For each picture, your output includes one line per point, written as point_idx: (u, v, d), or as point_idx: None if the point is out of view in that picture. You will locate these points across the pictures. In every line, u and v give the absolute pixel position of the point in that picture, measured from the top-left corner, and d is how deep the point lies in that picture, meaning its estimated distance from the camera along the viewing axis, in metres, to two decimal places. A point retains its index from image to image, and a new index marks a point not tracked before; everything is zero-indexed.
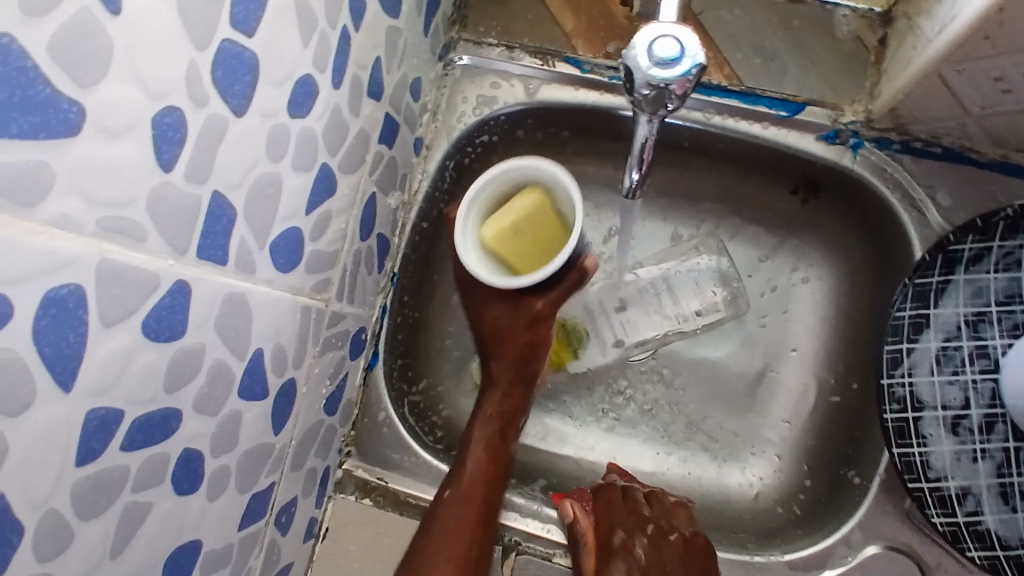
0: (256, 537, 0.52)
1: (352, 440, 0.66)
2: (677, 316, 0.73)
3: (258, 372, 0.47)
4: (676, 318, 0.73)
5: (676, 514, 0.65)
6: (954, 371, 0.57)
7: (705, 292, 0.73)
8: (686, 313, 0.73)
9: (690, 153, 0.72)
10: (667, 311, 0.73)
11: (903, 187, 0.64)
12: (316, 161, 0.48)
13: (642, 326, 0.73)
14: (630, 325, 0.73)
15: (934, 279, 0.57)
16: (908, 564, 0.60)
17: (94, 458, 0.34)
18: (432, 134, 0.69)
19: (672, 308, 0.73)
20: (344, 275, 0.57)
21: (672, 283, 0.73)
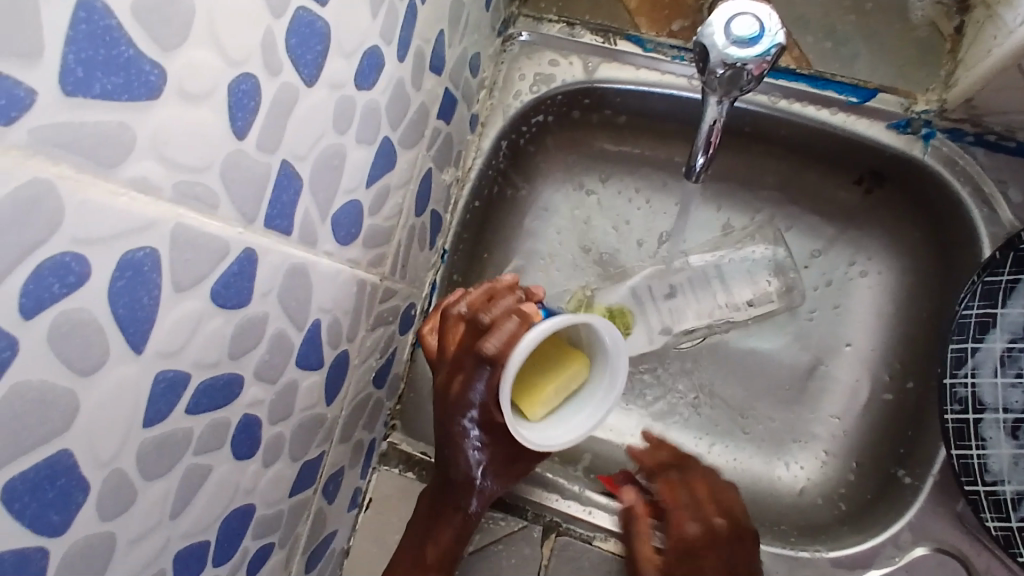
0: (305, 505, 0.53)
1: (398, 414, 0.67)
2: (729, 303, 0.71)
3: (315, 343, 0.47)
4: (726, 307, 0.71)
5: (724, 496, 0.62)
6: (1018, 374, 0.56)
7: (760, 280, 0.72)
8: (738, 302, 0.72)
9: (750, 139, 0.70)
10: (718, 298, 0.71)
11: (974, 181, 0.61)
12: (379, 134, 0.48)
13: (690, 313, 0.71)
14: (677, 312, 0.72)
15: (1004, 277, 0.55)
16: (957, 568, 0.58)
17: (160, 420, 0.34)
18: (487, 111, 0.68)
19: (724, 294, 0.71)
20: (399, 250, 0.57)
21: (724, 270, 0.71)
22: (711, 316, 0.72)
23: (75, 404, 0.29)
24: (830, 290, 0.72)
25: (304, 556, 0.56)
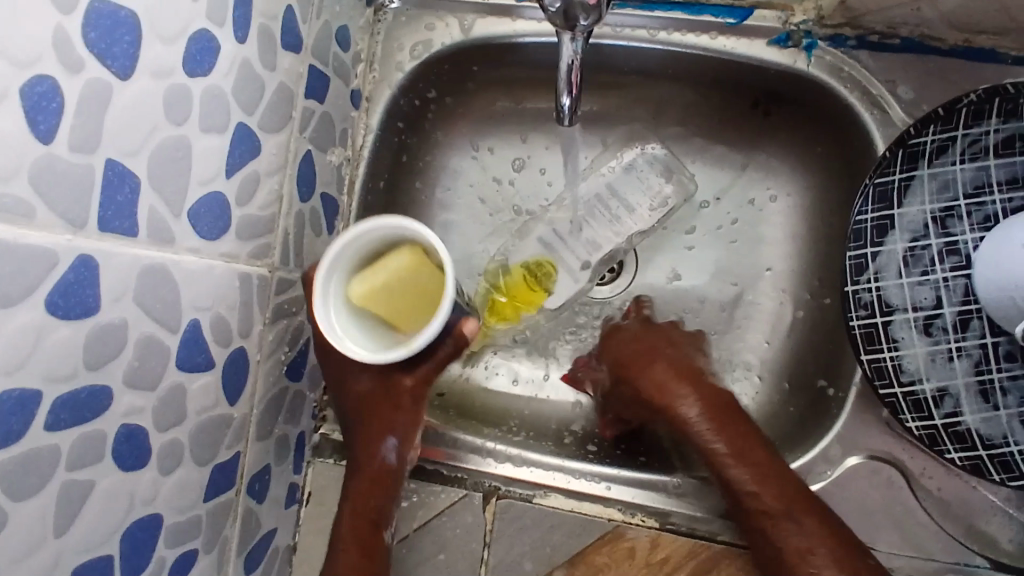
0: (228, 507, 0.53)
1: (326, 405, 0.66)
2: (634, 217, 0.73)
3: (199, 343, 0.46)
4: (634, 219, 0.73)
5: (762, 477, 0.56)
6: (924, 272, 0.55)
7: (654, 185, 0.73)
8: (642, 211, 0.73)
9: (641, 79, 0.70)
10: (620, 214, 0.72)
11: (862, 85, 0.61)
12: (231, 120, 0.46)
13: (605, 238, 0.72)
14: (592, 244, 0.72)
15: (895, 177, 0.55)
16: (891, 472, 0.59)
17: (16, 438, 0.33)
18: (371, 85, 0.67)
19: (623, 210, 0.73)
20: (288, 239, 0.55)
21: (616, 187, 0.73)
22: (616, 236, 0.73)
23: None
24: (737, 228, 0.73)
25: (240, 559, 0.55)
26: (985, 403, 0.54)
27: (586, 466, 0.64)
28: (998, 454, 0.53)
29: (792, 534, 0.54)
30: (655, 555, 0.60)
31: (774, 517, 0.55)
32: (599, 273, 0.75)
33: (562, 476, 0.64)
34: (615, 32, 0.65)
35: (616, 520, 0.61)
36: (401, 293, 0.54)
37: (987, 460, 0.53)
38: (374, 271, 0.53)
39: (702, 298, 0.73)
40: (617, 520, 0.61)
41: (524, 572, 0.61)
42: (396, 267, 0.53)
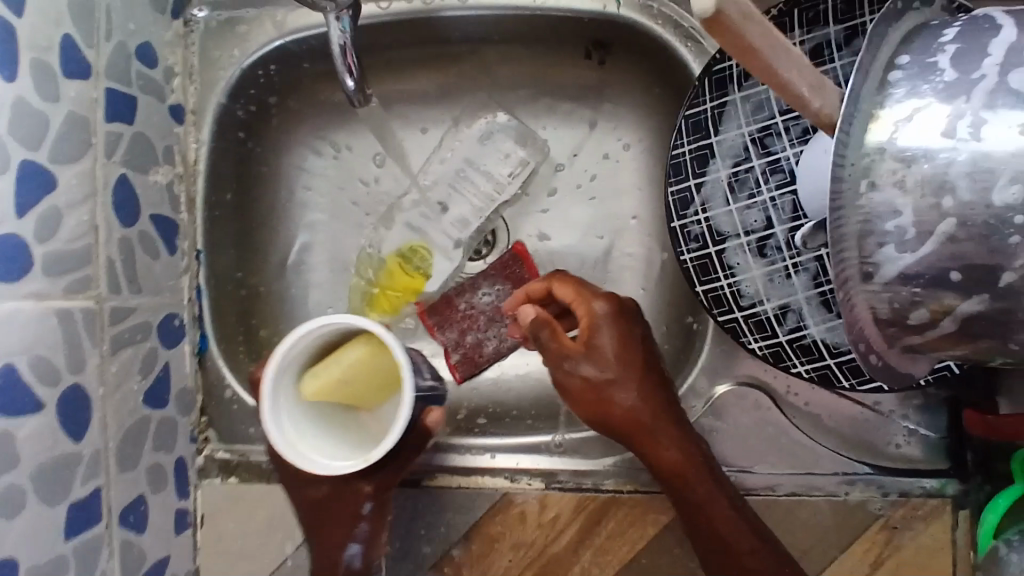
0: (97, 544, 0.53)
1: (206, 426, 0.65)
2: (495, 185, 0.73)
3: (17, 388, 0.45)
4: (493, 188, 0.73)
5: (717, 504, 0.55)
6: (750, 195, 0.55)
7: (511, 148, 0.73)
8: (501, 180, 0.73)
9: (474, 45, 0.70)
10: (479, 186, 0.73)
11: (673, 20, 0.61)
12: (12, 159, 0.45)
13: (470, 213, 0.73)
14: (460, 221, 0.73)
15: (707, 106, 0.55)
16: (759, 396, 0.60)
17: None
18: (195, 98, 0.65)
19: (483, 181, 0.73)
20: (115, 267, 0.54)
21: (472, 160, 0.73)
22: (482, 211, 0.73)
23: None
24: (596, 183, 0.73)
25: None
26: (827, 313, 0.54)
27: (471, 438, 0.65)
28: (844, 360, 0.54)
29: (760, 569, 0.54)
30: (546, 515, 0.60)
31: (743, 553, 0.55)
32: (473, 247, 0.75)
33: (451, 452, 0.64)
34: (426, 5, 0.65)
35: (505, 488, 0.62)
36: (356, 384, 0.58)
37: (834, 368, 0.54)
38: (328, 368, 0.56)
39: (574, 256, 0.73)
40: (504, 487, 0.62)
41: (421, 554, 0.61)
42: (349, 365, 0.57)
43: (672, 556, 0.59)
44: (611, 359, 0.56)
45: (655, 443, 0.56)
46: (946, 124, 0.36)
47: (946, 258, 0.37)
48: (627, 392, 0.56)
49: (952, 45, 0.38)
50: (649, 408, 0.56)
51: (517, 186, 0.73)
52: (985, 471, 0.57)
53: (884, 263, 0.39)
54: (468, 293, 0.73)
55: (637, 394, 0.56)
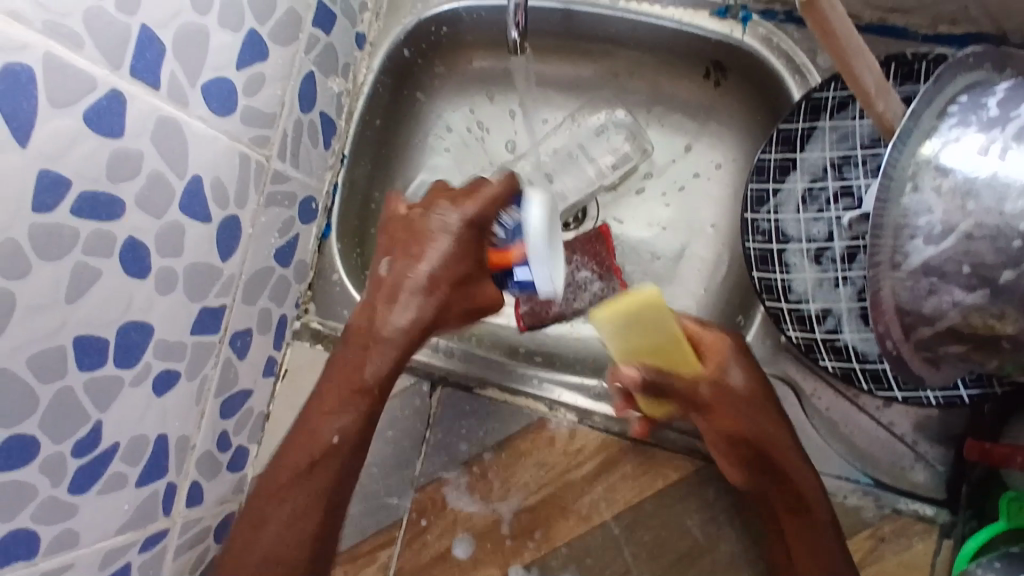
0: (210, 349, 0.64)
1: (310, 299, 0.77)
2: (598, 171, 0.83)
3: (199, 196, 0.57)
4: (595, 173, 0.83)
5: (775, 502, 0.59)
6: (819, 209, 0.63)
7: (617, 144, 0.83)
8: (604, 168, 0.83)
9: (610, 45, 0.80)
10: (586, 167, 0.83)
11: (787, 54, 0.70)
12: (244, 24, 0.58)
13: (571, 189, 0.83)
14: (560, 194, 0.83)
15: (799, 126, 0.65)
16: (787, 391, 0.66)
17: (47, 210, 0.45)
18: (376, 33, 0.78)
19: (588, 163, 0.83)
20: (286, 138, 0.67)
21: (584, 144, 0.83)
22: (581, 190, 0.83)
23: None
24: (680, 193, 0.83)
25: (216, 401, 0.66)
26: (864, 325, 0.61)
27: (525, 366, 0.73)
28: (869, 367, 0.61)
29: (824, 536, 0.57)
30: (572, 445, 0.68)
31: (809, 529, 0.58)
32: (564, 218, 0.85)
33: (506, 373, 0.72)
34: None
35: (542, 412, 0.70)
36: (630, 331, 0.51)
37: (857, 370, 0.61)
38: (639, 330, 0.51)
39: (648, 246, 0.83)
40: (541, 412, 0.70)
41: (458, 451, 0.69)
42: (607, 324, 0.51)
43: (674, 509, 0.66)
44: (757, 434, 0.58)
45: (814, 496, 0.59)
46: (981, 144, 0.45)
47: (960, 254, 0.45)
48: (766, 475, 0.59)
49: (1002, 90, 0.46)
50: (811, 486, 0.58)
51: (616, 176, 0.83)
52: (974, 510, 0.61)
53: (912, 253, 0.46)
54: None
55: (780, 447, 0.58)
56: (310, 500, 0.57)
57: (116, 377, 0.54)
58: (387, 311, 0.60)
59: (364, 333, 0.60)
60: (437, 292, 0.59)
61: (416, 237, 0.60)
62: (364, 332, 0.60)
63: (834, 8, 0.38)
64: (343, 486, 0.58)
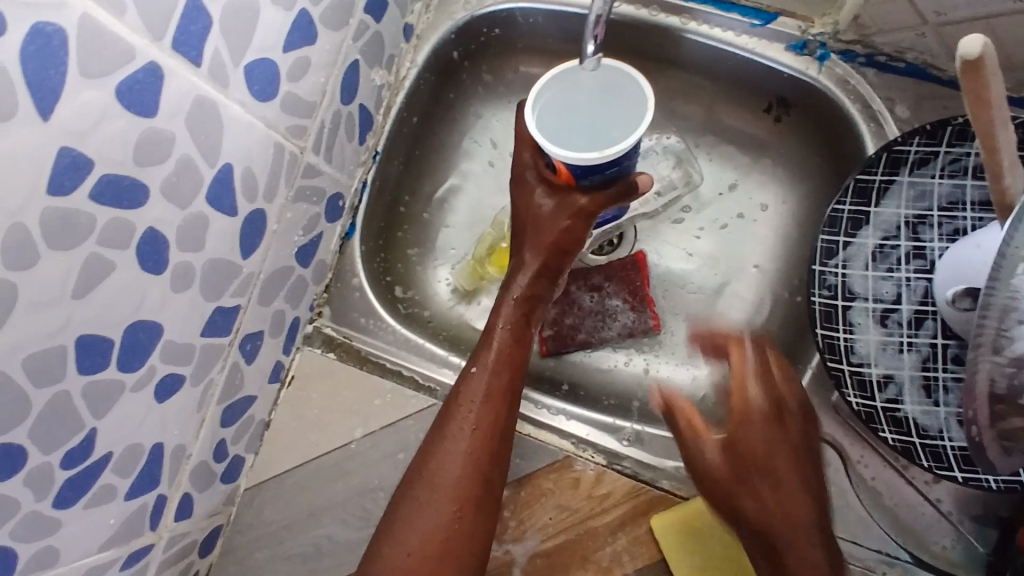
0: (219, 353, 0.58)
1: (325, 302, 0.72)
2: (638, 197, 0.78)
3: (228, 188, 0.52)
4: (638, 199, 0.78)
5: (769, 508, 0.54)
6: (889, 268, 0.60)
7: (660, 170, 0.79)
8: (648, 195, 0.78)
9: (669, 66, 0.76)
10: None
11: (863, 99, 0.66)
12: (296, 3, 0.53)
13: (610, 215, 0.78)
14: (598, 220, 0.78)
15: (877, 177, 0.61)
16: (830, 455, 0.63)
17: (64, 194, 0.39)
18: (424, 25, 0.73)
19: None
20: (322, 130, 0.61)
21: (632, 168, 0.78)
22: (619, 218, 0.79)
23: None
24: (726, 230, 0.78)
25: (219, 407, 0.61)
26: (926, 397, 0.58)
27: (546, 396, 0.69)
28: (930, 444, 0.57)
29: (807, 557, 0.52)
30: (598, 490, 0.63)
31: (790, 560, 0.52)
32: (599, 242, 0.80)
33: (527, 402, 0.68)
34: (651, 16, 0.71)
35: (568, 451, 0.65)
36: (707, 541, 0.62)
37: (918, 447, 0.57)
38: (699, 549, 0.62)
39: (687, 280, 0.78)
40: (569, 451, 0.65)
41: None
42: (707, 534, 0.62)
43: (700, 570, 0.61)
44: (765, 447, 0.55)
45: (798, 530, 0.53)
46: None
47: None
48: (769, 418, 0.55)
49: None
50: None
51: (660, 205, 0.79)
52: None
53: None
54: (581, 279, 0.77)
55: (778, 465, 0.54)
56: (449, 530, 0.56)
57: (117, 381, 0.48)
58: (507, 305, 0.65)
59: (511, 364, 0.62)
60: (540, 253, 0.65)
61: (554, 249, 0.65)
62: (511, 362, 0.62)
63: (997, 70, 0.38)
64: (466, 515, 0.56)
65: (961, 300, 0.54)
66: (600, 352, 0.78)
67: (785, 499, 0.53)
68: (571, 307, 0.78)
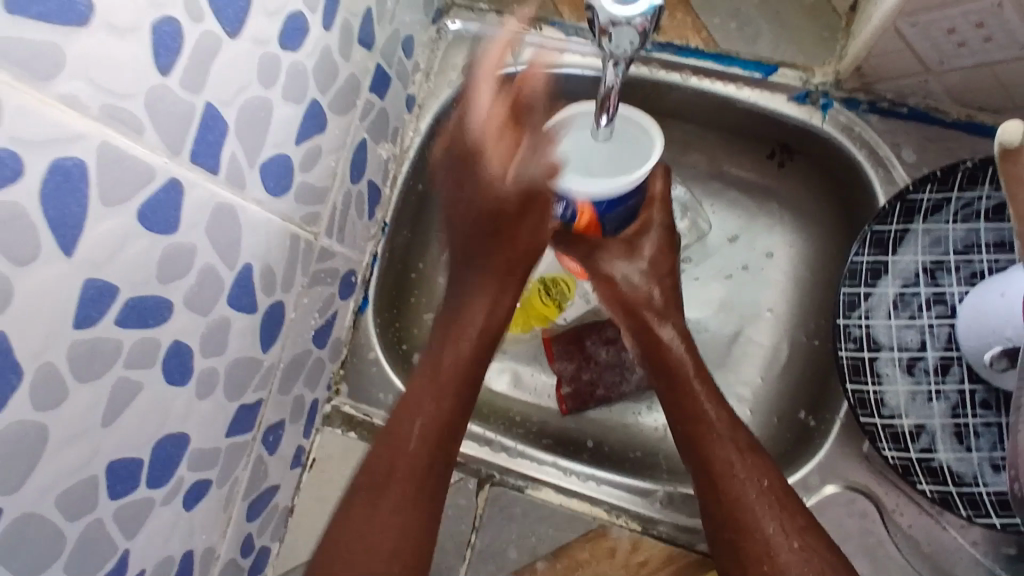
0: (244, 449, 0.57)
1: (341, 378, 0.70)
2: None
3: (247, 285, 0.51)
4: None
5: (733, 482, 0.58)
6: (910, 317, 0.60)
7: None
8: None
9: (669, 118, 0.76)
10: None
11: (870, 145, 0.66)
12: (307, 95, 0.52)
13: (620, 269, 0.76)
14: None
15: (892, 227, 0.61)
16: (867, 505, 0.62)
17: (90, 324, 0.38)
18: (425, 94, 0.73)
19: None
20: (334, 213, 0.61)
21: None
22: None
23: (9, 288, 0.33)
24: (743, 276, 0.78)
25: (244, 503, 0.59)
26: (959, 444, 0.58)
27: (572, 461, 0.68)
28: (967, 491, 0.57)
29: (757, 521, 0.55)
30: (635, 557, 0.62)
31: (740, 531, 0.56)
32: None
33: (555, 471, 0.67)
34: (651, 73, 0.71)
35: (601, 519, 0.64)
36: None
37: (956, 496, 0.57)
38: None
39: (702, 328, 0.78)
40: (603, 519, 0.64)
41: (508, 559, 0.63)
42: None
43: None
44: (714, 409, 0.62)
45: (751, 489, 0.57)
46: None
47: None
48: (720, 406, 0.63)
49: None
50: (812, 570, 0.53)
51: None
52: None
53: None
54: (596, 335, 0.76)
55: (718, 425, 0.61)
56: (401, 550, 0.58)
57: (146, 499, 0.47)
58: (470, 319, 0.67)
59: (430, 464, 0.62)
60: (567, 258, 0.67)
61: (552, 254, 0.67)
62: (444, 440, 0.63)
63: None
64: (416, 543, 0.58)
65: (1002, 360, 0.53)
66: (620, 406, 0.77)
67: (751, 475, 0.58)
68: (589, 363, 0.76)
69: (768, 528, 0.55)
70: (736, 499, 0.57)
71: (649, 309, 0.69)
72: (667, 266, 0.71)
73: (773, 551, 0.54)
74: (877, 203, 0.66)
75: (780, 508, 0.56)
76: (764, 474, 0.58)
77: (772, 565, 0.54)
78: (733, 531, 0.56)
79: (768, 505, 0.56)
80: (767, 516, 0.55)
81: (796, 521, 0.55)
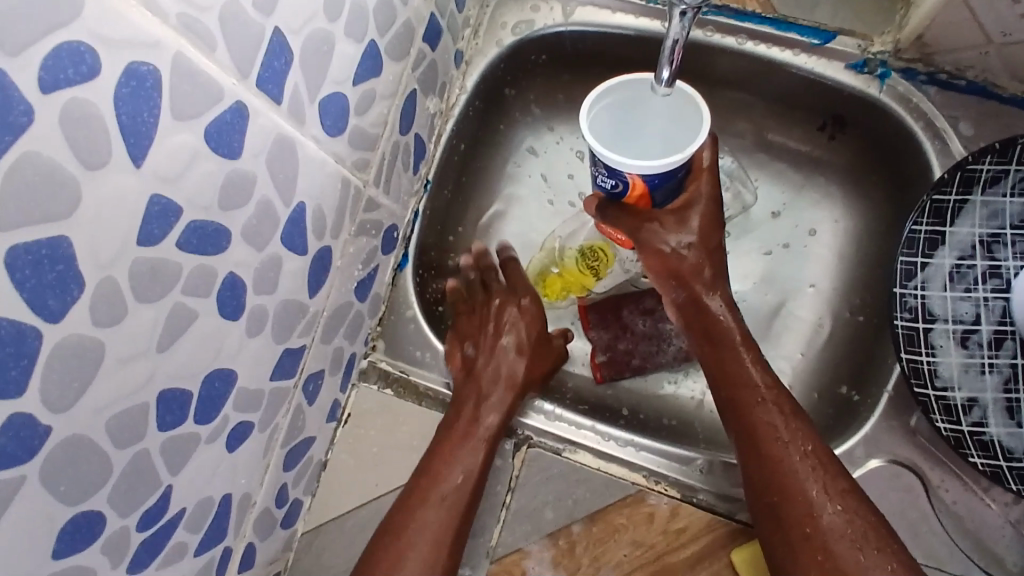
0: (285, 396, 0.56)
1: (378, 335, 0.69)
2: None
3: (300, 225, 0.50)
4: None
5: (769, 441, 0.57)
6: (966, 289, 0.60)
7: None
8: None
9: (719, 85, 0.74)
10: None
11: (927, 117, 0.65)
12: (367, 35, 0.51)
13: None
14: None
15: (951, 198, 0.59)
16: (911, 480, 0.61)
17: (153, 243, 0.37)
18: (472, 51, 0.72)
19: None
20: (383, 162, 0.60)
21: None
22: None
23: (78, 193, 0.32)
24: (785, 251, 0.77)
25: (282, 451, 0.58)
26: (1010, 419, 0.57)
27: (611, 425, 0.67)
28: (1018, 467, 0.55)
29: (798, 483, 0.55)
30: (672, 524, 0.61)
31: (783, 493, 0.55)
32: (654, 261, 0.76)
33: (593, 435, 0.66)
34: (705, 36, 0.69)
35: (639, 484, 0.63)
36: None
37: (1007, 470, 0.55)
38: None
39: (740, 301, 0.77)
40: (641, 484, 0.63)
41: (543, 520, 0.62)
42: None
43: None
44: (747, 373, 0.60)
45: (792, 451, 0.56)
46: None
47: None
48: (764, 369, 0.60)
49: None
50: (856, 534, 0.52)
51: None
52: None
53: None
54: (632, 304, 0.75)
55: (750, 388, 0.59)
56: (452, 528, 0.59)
57: (193, 434, 0.46)
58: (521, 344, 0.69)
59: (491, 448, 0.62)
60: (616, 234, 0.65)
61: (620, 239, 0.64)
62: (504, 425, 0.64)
63: None
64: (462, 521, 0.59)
65: None
66: (655, 376, 0.76)
67: (795, 438, 0.57)
68: (626, 333, 0.75)
69: (812, 492, 0.54)
70: (778, 462, 0.56)
71: (692, 277, 0.61)
72: (713, 234, 0.60)
73: (816, 513, 0.53)
74: (932, 174, 0.64)
75: (823, 472, 0.55)
76: (807, 438, 0.57)
77: (812, 530, 0.53)
78: (775, 493, 0.55)
79: (811, 470, 0.55)
80: (810, 481, 0.55)
81: (838, 484, 0.54)
